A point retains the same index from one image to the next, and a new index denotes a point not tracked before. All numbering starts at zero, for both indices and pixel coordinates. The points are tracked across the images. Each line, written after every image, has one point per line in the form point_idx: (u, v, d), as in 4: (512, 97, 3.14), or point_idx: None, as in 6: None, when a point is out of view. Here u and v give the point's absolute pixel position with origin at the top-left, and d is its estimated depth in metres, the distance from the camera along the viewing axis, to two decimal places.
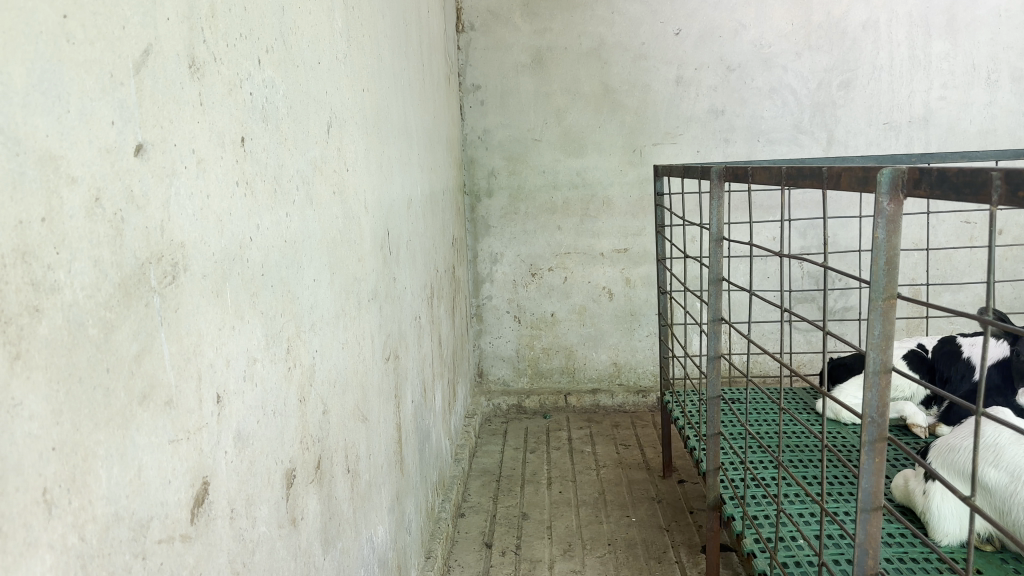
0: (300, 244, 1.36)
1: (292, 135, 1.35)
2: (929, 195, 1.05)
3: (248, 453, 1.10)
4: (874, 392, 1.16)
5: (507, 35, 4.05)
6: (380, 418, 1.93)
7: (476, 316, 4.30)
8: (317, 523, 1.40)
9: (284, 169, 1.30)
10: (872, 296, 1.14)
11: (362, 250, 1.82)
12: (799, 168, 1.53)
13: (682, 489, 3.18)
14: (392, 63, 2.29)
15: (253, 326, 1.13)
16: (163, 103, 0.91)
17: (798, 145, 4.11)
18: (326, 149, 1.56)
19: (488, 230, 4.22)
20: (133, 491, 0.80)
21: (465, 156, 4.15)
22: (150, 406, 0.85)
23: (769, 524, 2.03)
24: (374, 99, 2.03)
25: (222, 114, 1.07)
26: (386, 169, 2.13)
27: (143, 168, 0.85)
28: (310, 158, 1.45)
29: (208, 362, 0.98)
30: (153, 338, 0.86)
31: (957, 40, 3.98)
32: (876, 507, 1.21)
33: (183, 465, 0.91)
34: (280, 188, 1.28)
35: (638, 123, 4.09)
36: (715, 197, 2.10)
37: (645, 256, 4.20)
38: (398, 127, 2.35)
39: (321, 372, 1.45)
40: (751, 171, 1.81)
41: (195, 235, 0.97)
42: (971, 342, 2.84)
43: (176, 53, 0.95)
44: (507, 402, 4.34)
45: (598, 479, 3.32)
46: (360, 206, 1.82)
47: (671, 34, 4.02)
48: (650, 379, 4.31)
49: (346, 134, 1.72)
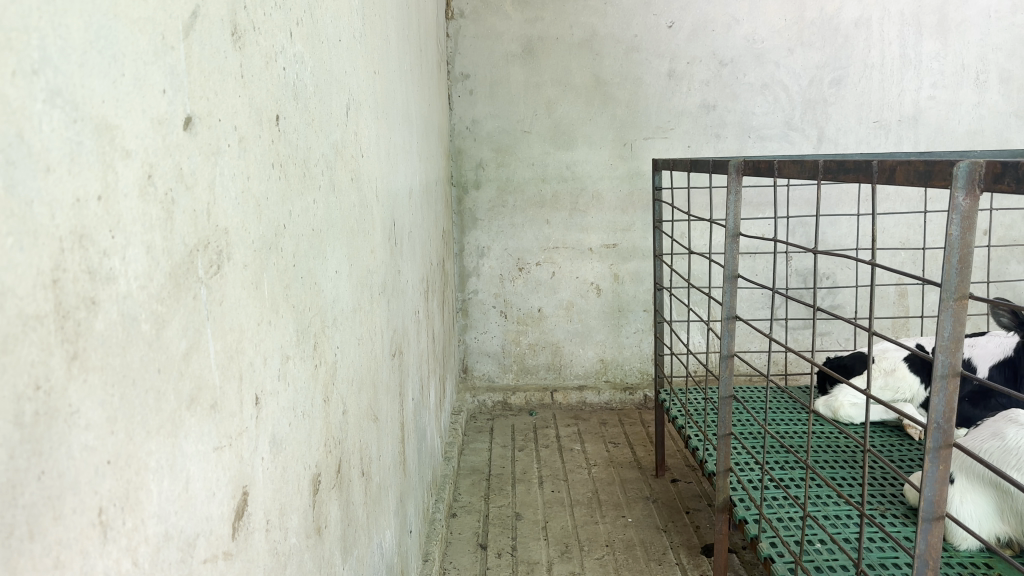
0: (324, 233, 1.27)
1: (318, 115, 1.26)
2: (1014, 190, 0.97)
3: (282, 459, 1.02)
4: (942, 396, 1.11)
5: (498, 24, 3.96)
6: (389, 417, 1.84)
7: (461, 310, 4.22)
8: (338, 531, 1.31)
9: (312, 152, 1.21)
10: (943, 296, 1.10)
11: (374, 241, 1.73)
12: (841, 163, 1.47)
13: (676, 488, 3.14)
14: (397, 47, 2.19)
15: (286, 321, 1.05)
16: (208, 74, 0.82)
17: (788, 142, 4.09)
18: (345, 132, 1.46)
19: (475, 222, 4.14)
20: (181, 506, 0.72)
21: (453, 146, 4.06)
22: (196, 410, 0.76)
23: (786, 527, 1.99)
24: (383, 82, 1.93)
25: (260, 89, 0.98)
26: (392, 156, 2.04)
27: (191, 144, 0.77)
28: (332, 142, 1.35)
29: (249, 361, 0.90)
30: (200, 335, 0.77)
31: (948, 40, 3.99)
32: (938, 516, 1.17)
33: (226, 474, 0.83)
34: (308, 171, 1.19)
35: (630, 117, 4.04)
36: (732, 192, 2.04)
37: (634, 252, 4.15)
38: (401, 112, 2.25)
39: (342, 371, 1.36)
40: (778, 165, 1.76)
41: (237, 220, 0.88)
42: (972, 344, 2.84)
43: (220, 19, 0.86)
44: (492, 399, 4.27)
45: (590, 478, 3.26)
46: (373, 194, 1.73)
47: (664, 27, 3.96)
48: (636, 376, 4.27)
49: (361, 117, 1.62)
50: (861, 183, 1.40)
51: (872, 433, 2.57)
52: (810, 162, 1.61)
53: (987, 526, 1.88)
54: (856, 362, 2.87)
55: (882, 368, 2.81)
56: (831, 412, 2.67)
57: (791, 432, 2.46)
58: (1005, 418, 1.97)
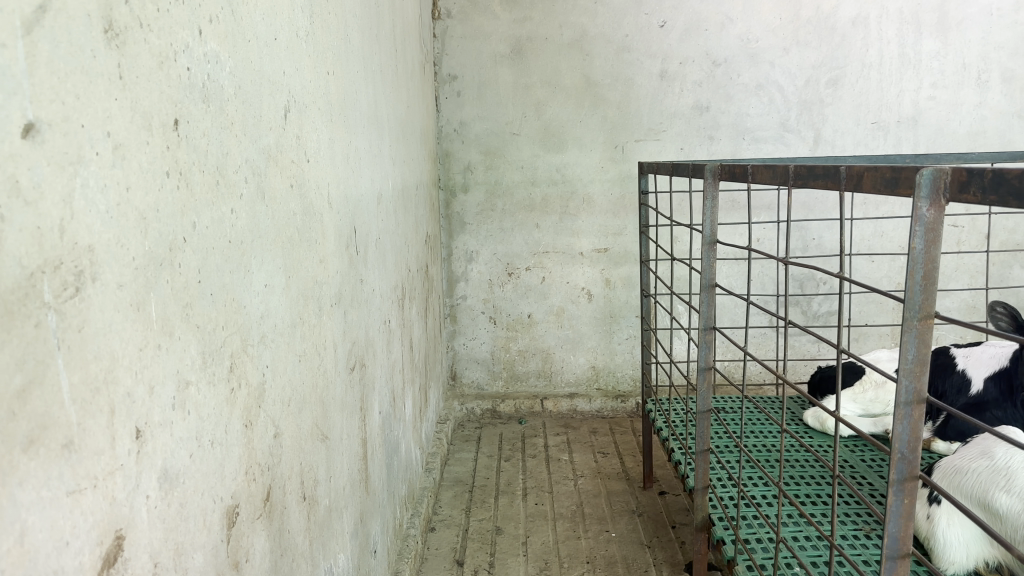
0: (248, 245, 1.18)
1: (240, 119, 1.17)
2: (979, 200, 0.89)
3: (176, 496, 0.93)
4: (905, 424, 1.02)
5: (486, 24, 3.88)
6: (343, 435, 1.75)
7: (450, 316, 4.13)
8: (266, 563, 1.23)
9: (230, 158, 1.13)
10: (905, 316, 1.01)
11: (325, 251, 1.64)
12: (809, 168, 1.38)
13: (663, 501, 3.04)
14: (362, 47, 2.11)
15: (186, 343, 0.96)
16: (66, 74, 0.73)
17: (784, 144, 3.99)
18: (283, 136, 1.38)
19: (463, 227, 4.05)
20: (13, 563, 0.64)
21: (441, 149, 3.98)
22: (40, 452, 0.67)
23: (763, 549, 1.89)
24: (341, 83, 1.85)
25: (149, 91, 0.89)
26: (353, 161, 1.95)
27: (35, 152, 0.68)
28: (263, 147, 1.27)
29: (125, 391, 0.82)
30: (45, 366, 0.69)
31: (948, 39, 3.88)
32: (903, 555, 1.07)
33: (87, 520, 0.74)
34: (224, 180, 1.10)
35: (621, 119, 3.94)
36: (708, 198, 1.95)
37: (625, 257, 4.06)
38: (368, 115, 2.17)
39: (273, 391, 1.28)
40: (752, 170, 1.67)
41: (109, 236, 0.79)
42: (966, 354, 2.74)
43: (87, 14, 0.77)
44: (481, 406, 4.17)
45: (576, 490, 3.16)
46: (324, 201, 1.64)
47: (656, 26, 3.87)
48: (628, 384, 4.18)
49: (307, 121, 1.53)
50: (830, 190, 1.31)
51: (860, 447, 2.48)
52: (782, 168, 1.52)
53: (974, 551, 1.78)
54: (847, 373, 2.77)
55: (873, 380, 2.69)
56: (818, 424, 2.58)
57: (774, 446, 2.36)
58: (995, 435, 1.89)
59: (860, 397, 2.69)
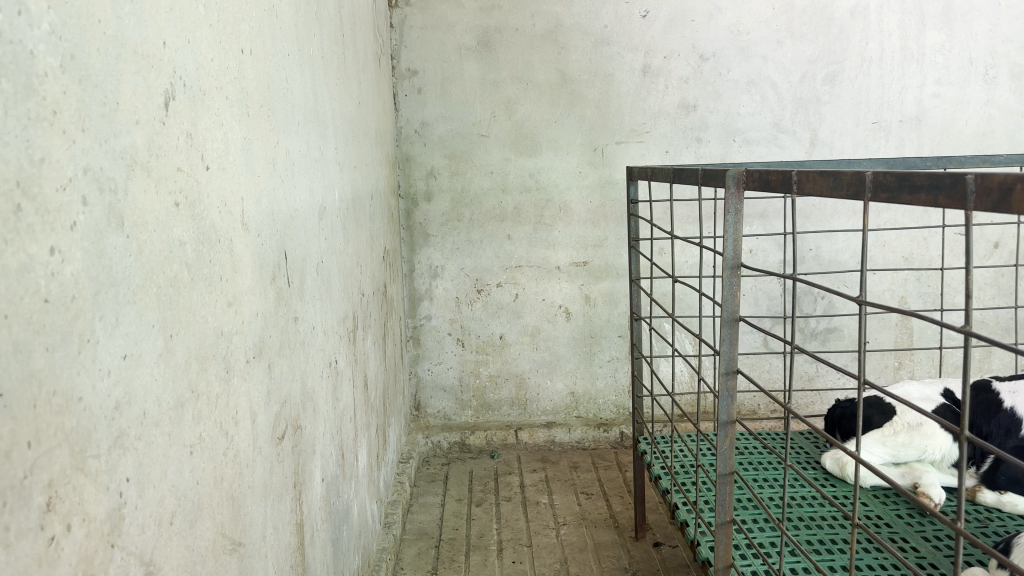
0: (88, 300, 0.76)
1: (72, 106, 0.75)
2: None
3: None
4: None
5: (449, 13, 3.47)
6: (268, 529, 1.33)
7: (413, 338, 3.72)
8: None
9: (47, 167, 0.71)
10: None
11: (238, 290, 1.21)
12: (906, 175, 1.01)
13: (660, 555, 2.65)
14: (296, 27, 1.69)
15: None
16: None
17: (778, 146, 3.63)
18: (162, 133, 0.96)
19: (427, 238, 3.64)
20: None
21: (400, 153, 3.56)
22: None
23: None
24: (265, 70, 1.43)
25: None
26: (283, 170, 1.53)
27: None
28: (122, 152, 0.85)
29: None
30: None
31: (953, 31, 3.56)
32: None
33: None
34: (33, 202, 0.68)
35: (600, 119, 3.56)
36: (730, 211, 1.56)
37: (607, 270, 3.67)
38: (305, 112, 1.74)
39: (139, 514, 0.85)
40: (799, 177, 1.30)
41: None
42: (1013, 391, 2.39)
43: None
44: (448, 439, 3.74)
45: (559, 543, 2.75)
46: (235, 223, 1.21)
47: (638, 17, 3.50)
48: (611, 411, 3.80)
49: (206, 116, 1.11)
50: (939, 208, 0.94)
51: (893, 498, 2.17)
52: (851, 175, 1.14)
53: None
54: (874, 413, 2.41)
55: (904, 422, 2.35)
56: (837, 468, 2.24)
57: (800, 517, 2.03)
58: None
59: (889, 439, 2.35)
